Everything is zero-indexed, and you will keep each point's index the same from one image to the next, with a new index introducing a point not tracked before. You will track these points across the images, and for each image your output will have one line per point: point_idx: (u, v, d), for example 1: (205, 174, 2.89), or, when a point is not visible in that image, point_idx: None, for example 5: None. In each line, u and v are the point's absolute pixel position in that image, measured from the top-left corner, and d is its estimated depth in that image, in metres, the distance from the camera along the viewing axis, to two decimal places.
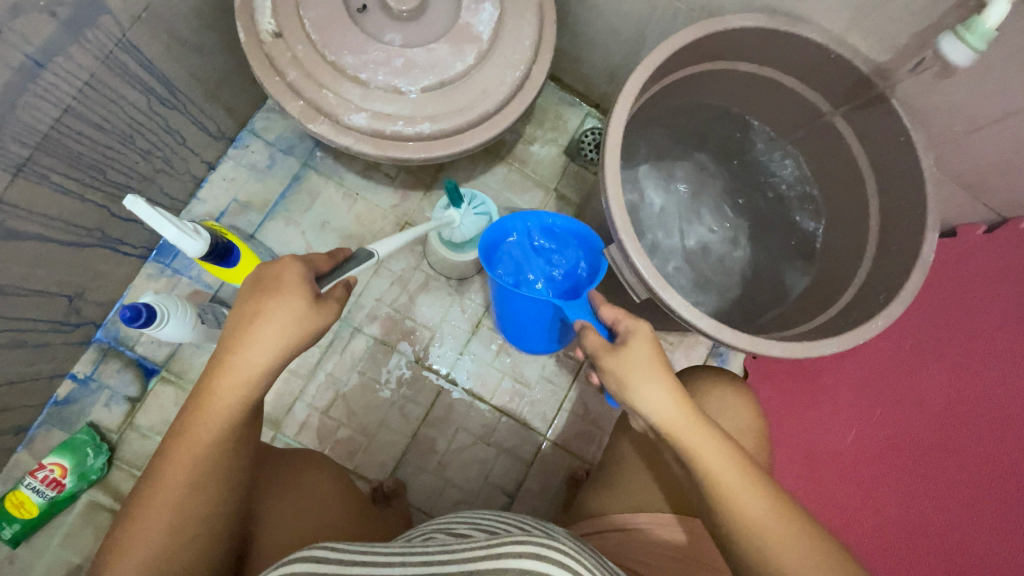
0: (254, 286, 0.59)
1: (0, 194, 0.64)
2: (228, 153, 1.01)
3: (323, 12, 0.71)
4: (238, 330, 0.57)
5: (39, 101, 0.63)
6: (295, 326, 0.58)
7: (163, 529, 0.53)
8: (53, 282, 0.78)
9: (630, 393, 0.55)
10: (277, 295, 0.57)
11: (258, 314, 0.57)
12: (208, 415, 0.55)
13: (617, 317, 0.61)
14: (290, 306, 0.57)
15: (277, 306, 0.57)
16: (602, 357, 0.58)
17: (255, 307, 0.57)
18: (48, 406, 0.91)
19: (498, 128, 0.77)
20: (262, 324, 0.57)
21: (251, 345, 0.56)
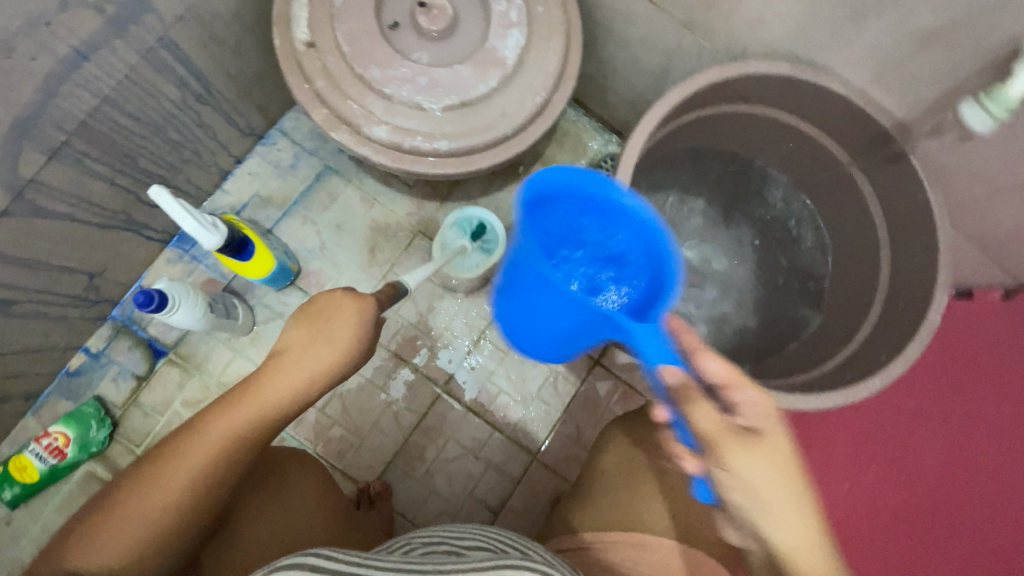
0: (318, 308, 0.64)
1: (34, 174, 0.68)
2: (256, 149, 1.04)
3: (355, 26, 0.74)
4: (298, 346, 0.63)
5: (79, 91, 0.66)
6: (343, 344, 0.62)
7: (173, 500, 0.55)
8: (75, 260, 0.82)
9: (751, 490, 0.48)
10: (335, 316, 0.62)
11: (319, 328, 0.63)
12: (252, 407, 0.60)
13: (731, 380, 0.48)
14: (343, 324, 0.62)
15: (334, 325, 0.62)
16: (724, 447, 0.48)
17: (318, 323, 0.63)
18: (59, 376, 0.94)
19: (514, 151, 0.78)
20: (320, 340, 0.62)
21: (307, 357, 0.62)
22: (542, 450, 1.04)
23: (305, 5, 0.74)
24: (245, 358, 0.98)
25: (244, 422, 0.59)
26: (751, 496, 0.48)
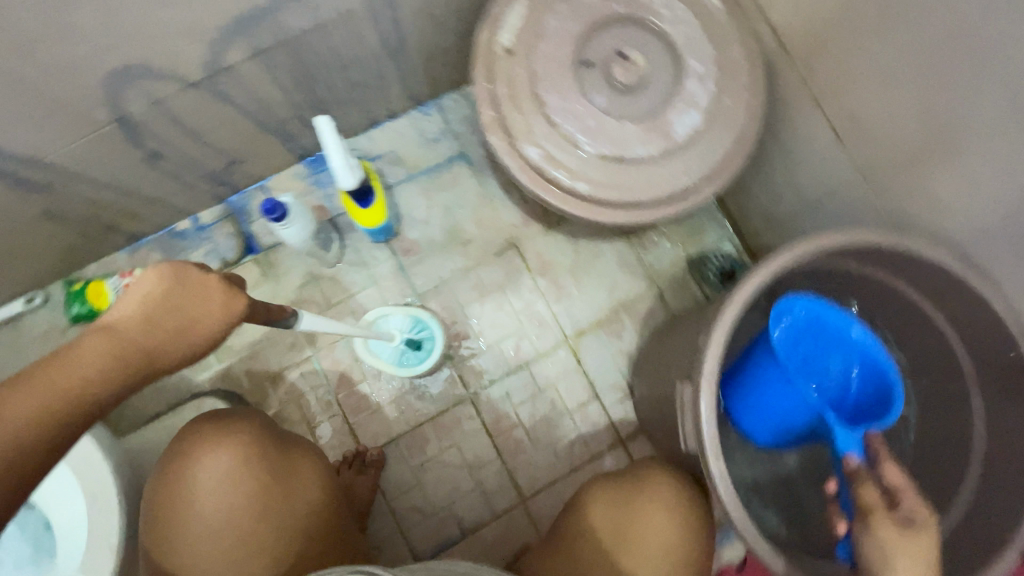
0: (173, 272, 0.57)
1: (235, 64, 0.74)
2: (410, 112, 1.10)
3: (554, 52, 0.77)
4: (147, 310, 0.56)
5: (301, 12, 0.72)
6: (210, 326, 0.59)
7: None
8: (226, 143, 0.89)
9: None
10: (209, 291, 0.59)
11: (177, 298, 0.57)
12: (62, 377, 0.51)
13: (902, 488, 0.59)
14: (223, 300, 0.59)
15: (204, 302, 0.58)
16: (877, 519, 0.58)
17: (178, 290, 0.57)
18: (164, 231, 1.02)
19: (643, 219, 0.78)
20: (179, 310, 0.57)
21: (162, 323, 0.56)
22: (532, 498, 1.03)
23: (520, 16, 0.78)
24: (319, 288, 1.05)
25: (60, 396, 0.50)
26: (883, 559, 0.56)
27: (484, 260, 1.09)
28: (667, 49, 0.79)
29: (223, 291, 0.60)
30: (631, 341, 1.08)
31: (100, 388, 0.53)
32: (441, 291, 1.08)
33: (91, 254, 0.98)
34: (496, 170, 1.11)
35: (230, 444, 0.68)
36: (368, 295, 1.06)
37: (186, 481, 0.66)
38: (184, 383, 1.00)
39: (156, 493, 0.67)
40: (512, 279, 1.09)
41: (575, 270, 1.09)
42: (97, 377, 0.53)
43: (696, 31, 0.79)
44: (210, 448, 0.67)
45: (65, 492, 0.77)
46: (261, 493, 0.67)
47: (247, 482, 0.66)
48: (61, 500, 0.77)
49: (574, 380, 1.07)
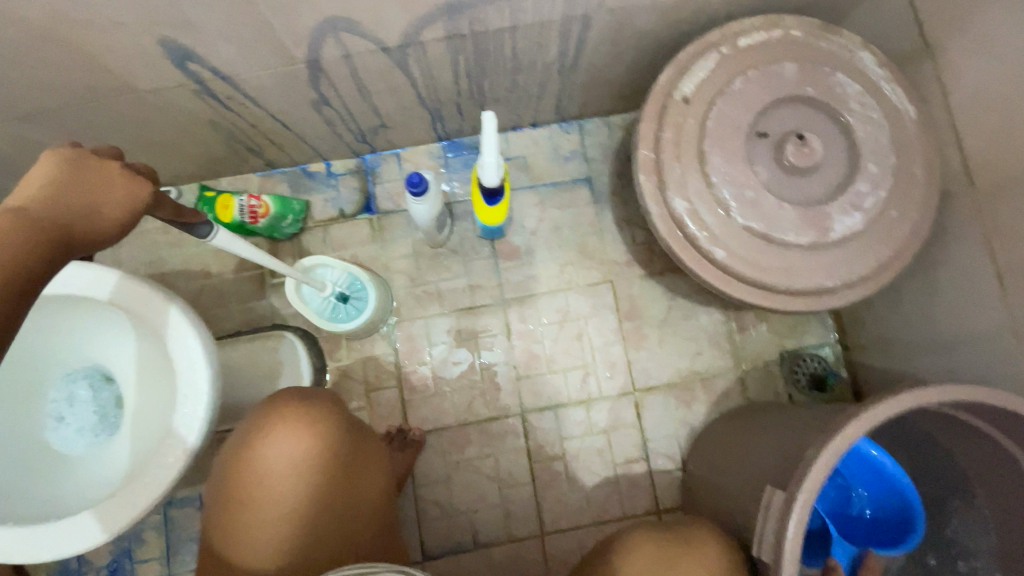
0: (70, 157, 0.52)
1: (425, 41, 0.77)
2: (552, 125, 1.12)
3: (732, 113, 0.75)
4: (45, 191, 0.50)
5: (505, 11, 0.74)
6: (118, 207, 0.53)
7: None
8: (383, 107, 0.92)
9: None
10: (107, 173, 0.52)
11: (78, 185, 0.51)
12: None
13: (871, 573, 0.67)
14: (123, 180, 0.53)
15: (109, 187, 0.52)
16: None
17: (82, 179, 0.51)
18: (296, 167, 1.07)
19: (769, 305, 0.75)
20: (85, 194, 0.51)
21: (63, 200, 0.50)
22: (552, 535, 1.00)
23: (707, 70, 0.77)
24: (416, 265, 1.08)
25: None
26: None
27: (577, 286, 1.07)
28: (846, 143, 0.76)
29: (127, 174, 0.53)
30: (698, 414, 1.04)
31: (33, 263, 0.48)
32: (526, 302, 1.07)
33: (230, 169, 1.04)
34: (616, 202, 1.10)
35: (302, 434, 0.66)
36: (458, 284, 1.08)
37: (254, 461, 0.66)
38: (269, 313, 1.04)
39: (223, 463, 0.67)
40: (598, 313, 1.06)
41: (664, 325, 1.06)
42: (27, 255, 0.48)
43: (883, 133, 0.76)
44: (281, 434, 0.66)
45: (143, 362, 0.82)
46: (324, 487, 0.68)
47: (312, 475, 0.67)
48: (139, 372, 0.83)
49: (628, 434, 1.03)
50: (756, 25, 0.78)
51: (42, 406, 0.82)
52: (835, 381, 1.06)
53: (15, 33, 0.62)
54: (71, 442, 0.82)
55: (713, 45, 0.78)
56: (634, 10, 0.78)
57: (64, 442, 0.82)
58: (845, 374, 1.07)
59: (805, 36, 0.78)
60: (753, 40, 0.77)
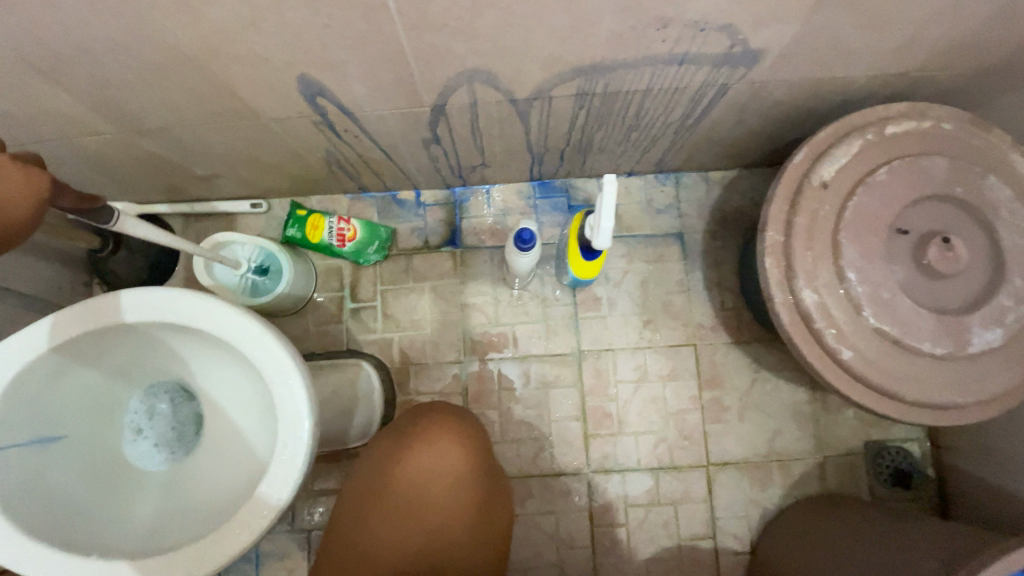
0: None
1: (554, 96, 0.74)
2: (648, 175, 1.08)
3: (872, 206, 0.71)
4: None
5: (644, 75, 0.70)
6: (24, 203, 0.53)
7: None
8: (489, 148, 0.90)
9: None
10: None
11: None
12: None
13: None
14: (19, 172, 0.53)
15: (4, 180, 0.51)
16: None
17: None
18: (386, 193, 1.07)
19: (889, 412, 0.71)
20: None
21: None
22: None
23: (848, 156, 0.73)
24: (493, 305, 1.04)
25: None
26: None
27: (657, 346, 1.02)
28: (993, 249, 0.71)
29: (19, 164, 0.53)
30: (772, 496, 0.99)
31: None
32: (603, 356, 1.02)
33: (323, 189, 1.03)
34: (706, 262, 1.05)
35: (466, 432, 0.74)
36: (536, 330, 1.03)
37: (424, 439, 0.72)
38: (344, 337, 1.03)
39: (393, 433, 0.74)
40: (677, 378, 1.01)
41: (745, 398, 1.01)
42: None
43: None
44: (438, 443, 0.72)
45: (231, 384, 0.77)
46: (468, 501, 0.70)
47: (462, 485, 0.70)
48: (225, 392, 0.78)
49: (696, 508, 0.98)
50: (902, 112, 0.74)
51: (119, 416, 0.77)
52: (920, 479, 1.00)
53: (163, 65, 0.61)
54: (149, 456, 0.77)
55: (855, 129, 0.74)
56: (775, 84, 0.74)
57: (141, 457, 0.77)
58: (932, 472, 1.01)
59: (956, 130, 0.73)
60: (900, 129, 0.73)
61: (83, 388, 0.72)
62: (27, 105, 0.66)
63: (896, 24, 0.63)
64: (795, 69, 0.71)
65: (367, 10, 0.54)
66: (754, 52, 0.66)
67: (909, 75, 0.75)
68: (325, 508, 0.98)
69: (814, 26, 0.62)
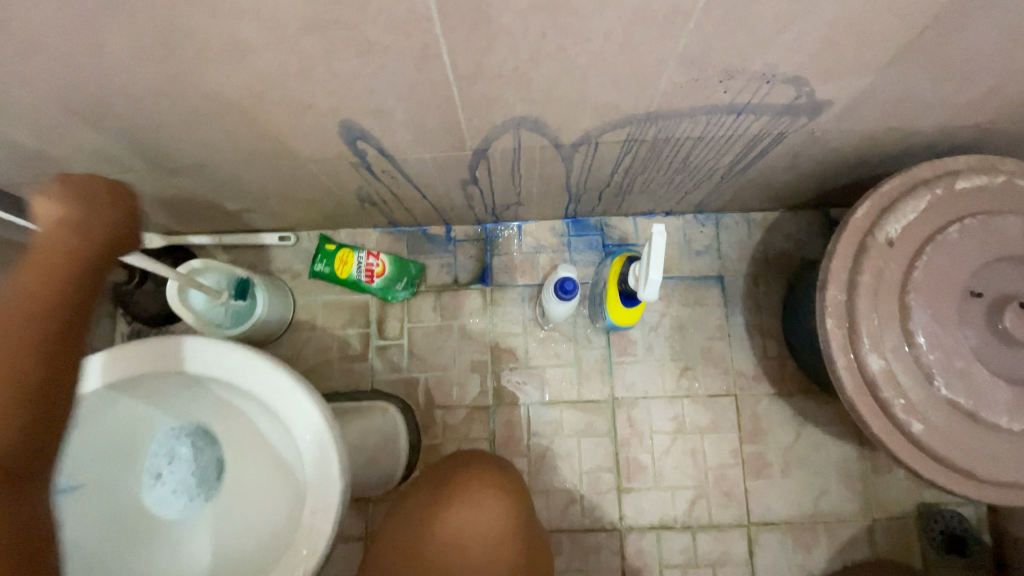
0: None
1: (602, 141, 0.71)
2: (687, 215, 1.04)
3: (942, 266, 0.66)
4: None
5: (700, 123, 0.67)
6: None
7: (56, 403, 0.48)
8: (526, 188, 0.87)
9: None
10: None
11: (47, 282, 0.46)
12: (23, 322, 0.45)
13: None
14: None
15: None
16: None
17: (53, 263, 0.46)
18: (417, 227, 1.04)
19: (962, 490, 0.65)
20: None
21: (68, 302, 0.46)
22: None
23: (917, 212, 0.68)
24: (524, 348, 1.00)
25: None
26: None
27: (696, 395, 0.97)
28: None
29: None
30: (818, 560, 0.93)
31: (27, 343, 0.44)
32: (638, 405, 0.97)
33: (353, 223, 1.00)
34: (748, 308, 1.00)
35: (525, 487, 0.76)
36: (568, 374, 0.98)
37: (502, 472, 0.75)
38: (369, 375, 0.99)
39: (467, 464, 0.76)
40: (717, 430, 0.96)
41: (788, 453, 0.96)
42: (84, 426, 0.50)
43: None
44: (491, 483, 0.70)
45: (257, 426, 0.74)
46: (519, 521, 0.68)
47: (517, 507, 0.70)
48: (250, 432, 0.75)
49: (736, 572, 0.92)
50: (972, 166, 0.69)
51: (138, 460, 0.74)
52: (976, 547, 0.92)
53: (201, 108, 0.58)
54: (168, 502, 0.73)
55: (923, 182, 0.69)
56: (836, 134, 0.70)
57: (160, 504, 0.73)
58: (989, 539, 0.94)
59: None
60: (971, 184, 0.68)
61: (98, 436, 0.68)
62: (62, 144, 0.64)
63: (975, 79, 0.59)
64: (861, 120, 0.67)
65: (420, 60, 0.52)
66: (820, 103, 0.63)
67: (978, 128, 0.70)
68: (344, 558, 0.93)
69: (888, 79, 0.58)
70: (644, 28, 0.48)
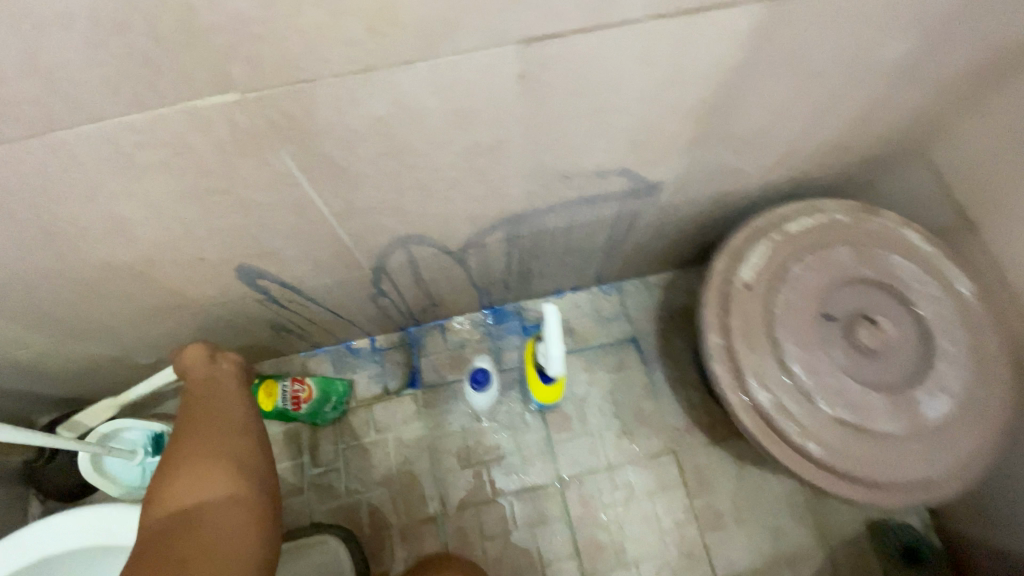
0: None
1: (486, 242, 0.79)
2: (592, 289, 1.13)
3: (794, 298, 0.75)
4: (181, 425, 0.65)
5: (564, 214, 0.77)
6: None
7: (209, 522, 0.56)
8: (435, 292, 0.93)
9: None
10: None
11: (211, 402, 0.69)
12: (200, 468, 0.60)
13: None
14: None
15: None
16: None
17: (208, 395, 0.70)
18: (341, 344, 1.07)
19: (870, 500, 0.69)
20: None
21: (239, 441, 0.64)
22: None
23: (761, 255, 0.78)
24: (462, 445, 1.00)
25: None
26: None
27: (638, 459, 1.00)
28: (916, 325, 0.75)
29: None
30: None
31: (242, 500, 0.59)
32: (585, 480, 0.98)
33: (275, 353, 1.02)
34: (666, 363, 1.07)
35: None
36: (512, 465, 0.99)
37: None
38: (308, 507, 0.96)
39: None
40: (665, 490, 0.98)
41: (737, 498, 0.97)
42: (246, 518, 0.58)
43: (947, 311, 0.75)
44: None
45: None
46: None
47: None
48: None
49: None
50: (799, 210, 0.81)
51: None
52: (927, 549, 0.96)
53: (98, 278, 0.62)
54: None
55: (761, 230, 0.81)
56: (680, 203, 0.83)
57: None
58: (939, 542, 0.97)
59: (850, 219, 0.81)
60: (799, 226, 0.80)
61: None
62: None
63: (766, 147, 0.73)
64: (695, 189, 0.79)
65: (296, 207, 0.59)
66: (654, 184, 0.75)
67: (794, 179, 0.84)
68: None
69: (697, 158, 0.71)
70: (481, 153, 0.58)
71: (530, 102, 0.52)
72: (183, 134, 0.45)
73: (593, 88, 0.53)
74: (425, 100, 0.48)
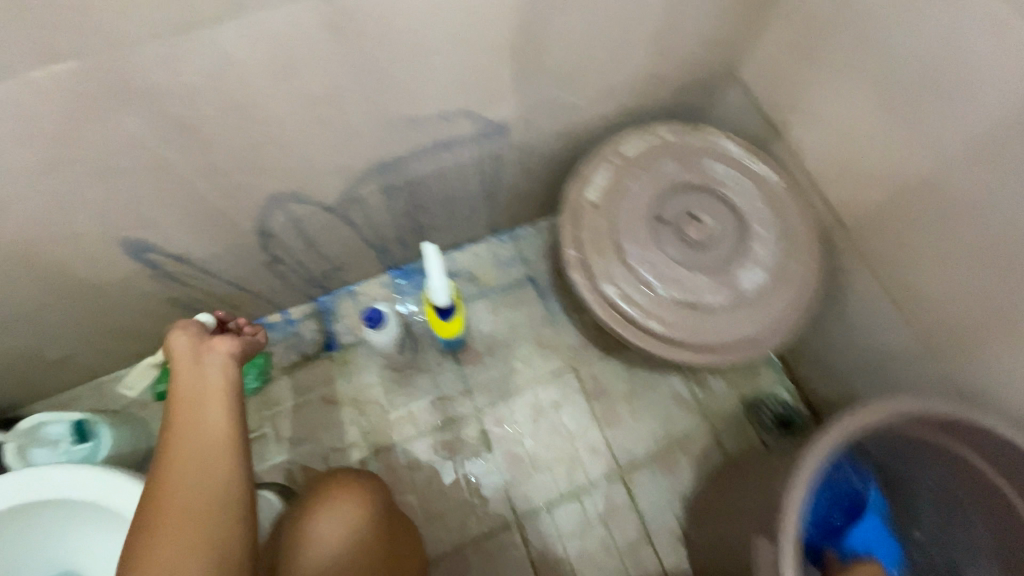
0: None
1: (363, 196, 0.88)
2: (489, 238, 1.23)
3: (633, 208, 0.89)
4: (166, 446, 0.55)
5: (426, 161, 0.86)
6: None
7: None
8: (333, 255, 1.01)
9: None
10: None
11: (188, 410, 0.58)
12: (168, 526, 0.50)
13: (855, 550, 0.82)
14: None
15: None
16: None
17: (190, 407, 0.58)
18: (256, 320, 1.12)
19: (706, 362, 0.84)
20: None
21: (216, 491, 0.53)
22: None
23: (605, 176, 0.91)
24: (382, 393, 1.09)
25: None
26: None
27: (542, 380, 1.12)
28: (736, 216, 0.89)
29: None
30: (685, 479, 1.06)
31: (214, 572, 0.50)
32: (498, 405, 1.10)
33: None
34: (560, 295, 1.19)
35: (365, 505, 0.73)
36: (430, 403, 1.09)
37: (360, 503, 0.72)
38: None
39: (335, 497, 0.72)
40: (569, 402, 1.11)
41: (631, 398, 1.12)
42: None
43: (760, 201, 0.90)
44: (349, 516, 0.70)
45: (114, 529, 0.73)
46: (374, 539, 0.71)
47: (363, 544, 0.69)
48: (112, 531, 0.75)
49: (626, 519, 1.04)
50: (636, 135, 0.94)
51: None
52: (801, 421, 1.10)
53: None
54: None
55: (605, 155, 0.93)
56: (533, 141, 0.94)
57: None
58: (808, 412, 1.10)
59: (679, 136, 0.94)
60: (636, 148, 0.93)
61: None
62: None
63: (589, 80, 0.84)
64: (541, 127, 0.90)
65: (160, 171, 0.66)
66: (500, 123, 0.85)
67: (631, 109, 0.96)
68: None
69: (528, 96, 0.81)
70: (321, 104, 0.67)
71: (345, 51, 0.61)
72: (31, 104, 0.52)
73: (400, 35, 0.62)
74: (247, 55, 0.57)
